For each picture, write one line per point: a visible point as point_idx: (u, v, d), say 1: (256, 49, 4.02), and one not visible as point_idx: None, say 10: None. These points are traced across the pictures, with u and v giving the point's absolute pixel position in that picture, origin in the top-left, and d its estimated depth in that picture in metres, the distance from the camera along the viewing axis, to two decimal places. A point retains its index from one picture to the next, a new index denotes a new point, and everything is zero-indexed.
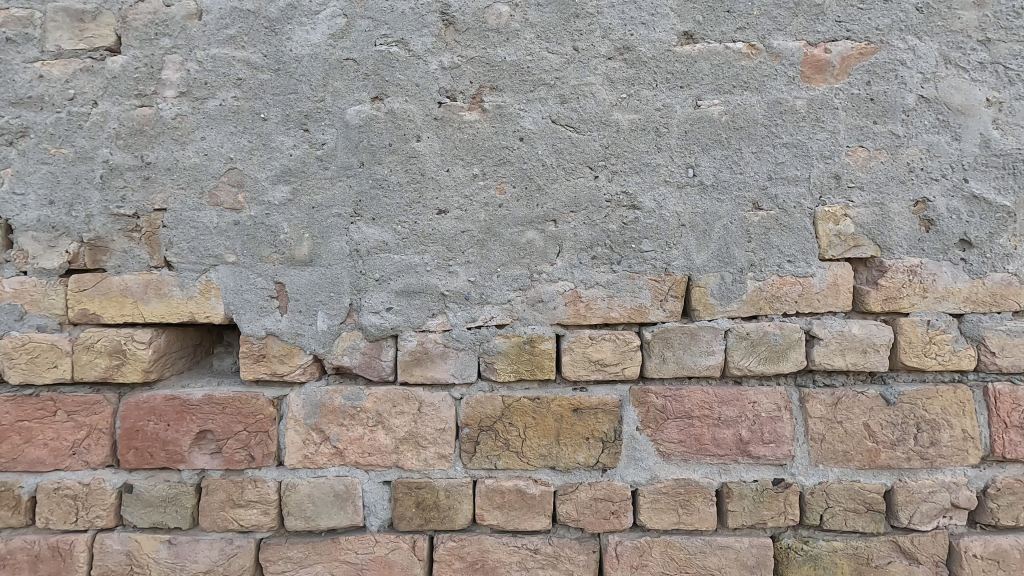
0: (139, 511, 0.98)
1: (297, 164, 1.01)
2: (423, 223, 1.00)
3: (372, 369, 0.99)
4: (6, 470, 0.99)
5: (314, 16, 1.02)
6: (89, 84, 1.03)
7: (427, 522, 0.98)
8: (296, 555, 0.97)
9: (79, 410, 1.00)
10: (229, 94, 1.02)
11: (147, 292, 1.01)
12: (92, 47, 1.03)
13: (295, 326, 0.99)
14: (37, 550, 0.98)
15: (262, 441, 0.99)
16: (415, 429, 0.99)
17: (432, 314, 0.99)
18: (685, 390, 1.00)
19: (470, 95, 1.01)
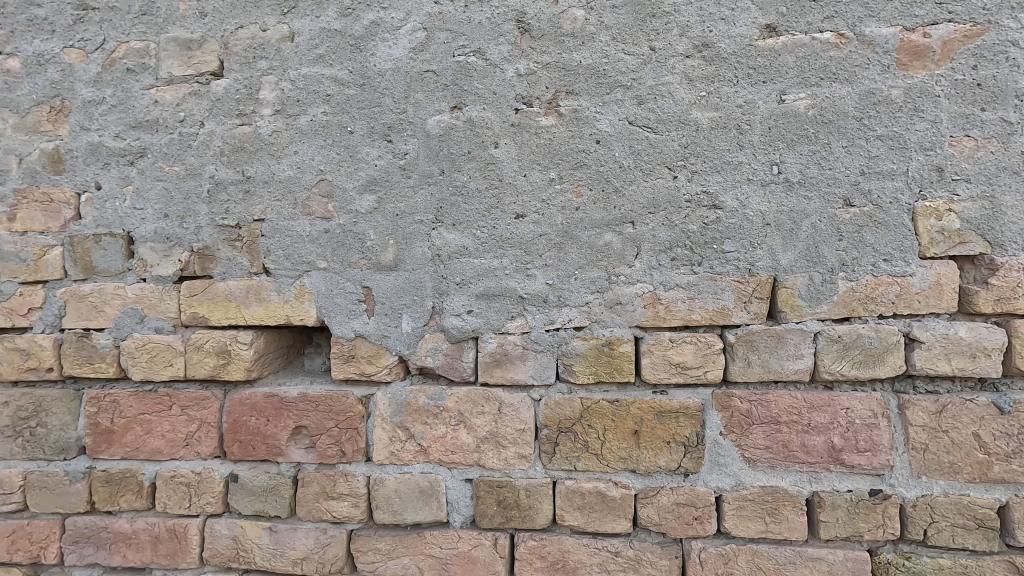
0: (244, 499, 1.06)
1: (382, 174, 1.06)
2: (501, 227, 1.02)
3: (454, 370, 1.03)
4: (130, 458, 1.10)
5: (395, 32, 1.07)
6: (197, 106, 1.13)
7: (508, 521, 1.00)
8: (384, 547, 1.02)
9: (190, 405, 1.09)
10: (319, 110, 1.08)
11: (249, 297, 1.09)
12: (198, 72, 1.13)
13: (382, 328, 1.04)
14: (157, 532, 1.08)
15: (352, 437, 1.04)
16: (495, 429, 1.01)
17: (510, 317, 1.01)
18: (772, 394, 0.97)
19: (546, 100, 1.02)
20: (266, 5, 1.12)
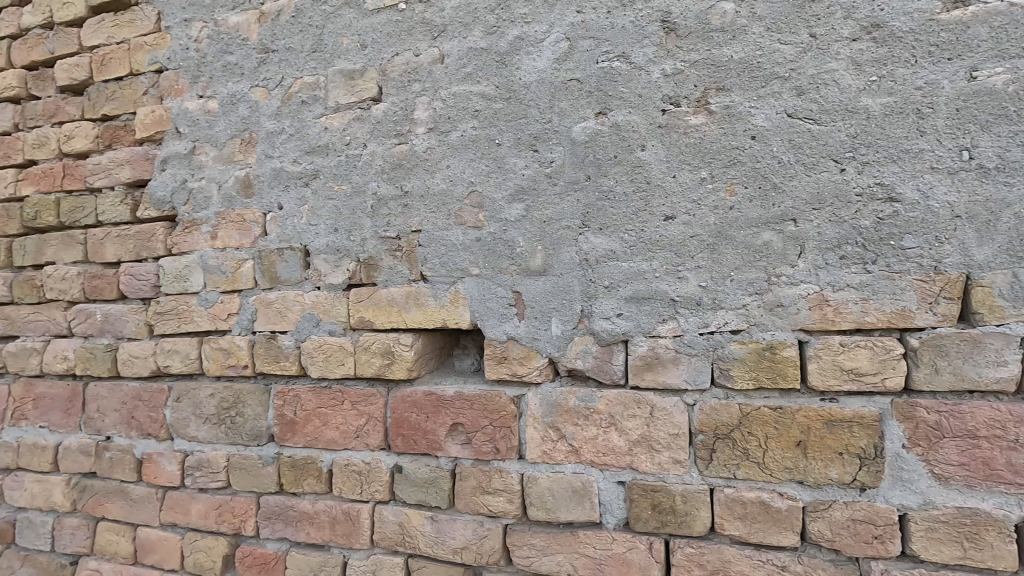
0: (408, 489, 1.15)
1: (529, 182, 1.10)
2: (650, 230, 1.01)
3: (604, 373, 1.04)
4: (310, 447, 1.23)
5: (539, 44, 1.11)
6: (360, 129, 1.24)
7: (664, 525, 0.99)
8: (539, 543, 1.05)
9: (359, 401, 1.20)
10: (468, 125, 1.15)
11: (408, 302, 1.17)
12: (361, 99, 1.25)
13: (532, 331, 1.08)
14: (334, 514, 1.20)
15: (505, 435, 1.09)
16: (648, 432, 1.01)
17: (662, 320, 1.00)
18: (966, 406, 0.87)
19: (695, 99, 1.00)
20: (418, 32, 1.21)
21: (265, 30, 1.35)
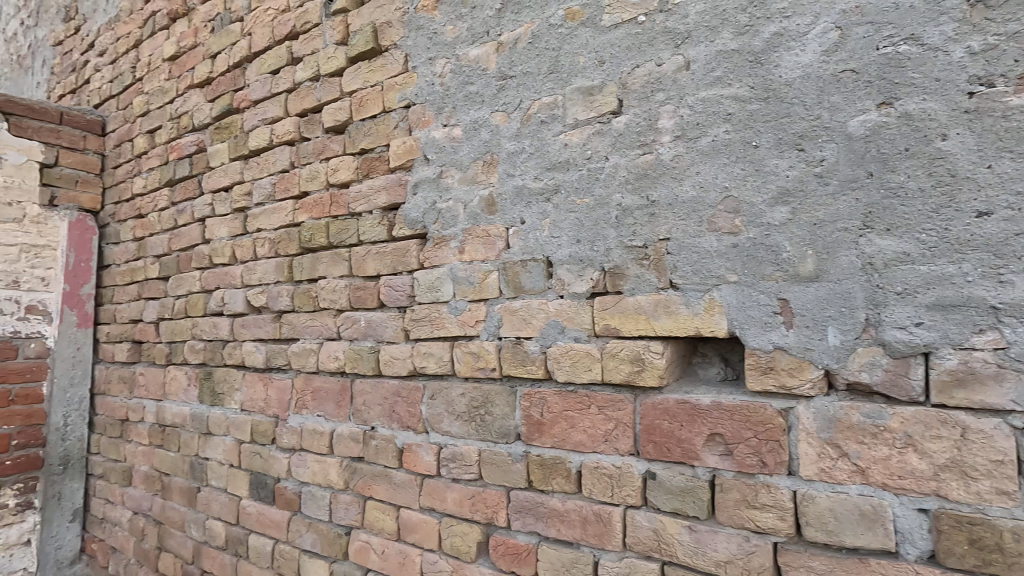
0: (662, 496, 1.15)
1: (795, 184, 1.04)
2: (957, 228, 0.90)
3: (898, 388, 0.95)
4: (558, 447, 1.30)
5: (803, 37, 1.05)
6: (601, 143, 1.28)
7: (987, 565, 0.87)
8: (819, 567, 0.99)
9: (607, 405, 1.24)
10: (720, 129, 1.12)
11: (657, 310, 1.18)
12: (600, 113, 1.29)
13: (804, 341, 1.02)
14: (585, 513, 1.25)
15: (773, 449, 1.04)
16: (959, 457, 0.89)
17: (977, 330, 0.89)
18: None
19: (1015, 77, 0.88)
20: (660, 42, 1.21)
21: (504, 58, 1.46)
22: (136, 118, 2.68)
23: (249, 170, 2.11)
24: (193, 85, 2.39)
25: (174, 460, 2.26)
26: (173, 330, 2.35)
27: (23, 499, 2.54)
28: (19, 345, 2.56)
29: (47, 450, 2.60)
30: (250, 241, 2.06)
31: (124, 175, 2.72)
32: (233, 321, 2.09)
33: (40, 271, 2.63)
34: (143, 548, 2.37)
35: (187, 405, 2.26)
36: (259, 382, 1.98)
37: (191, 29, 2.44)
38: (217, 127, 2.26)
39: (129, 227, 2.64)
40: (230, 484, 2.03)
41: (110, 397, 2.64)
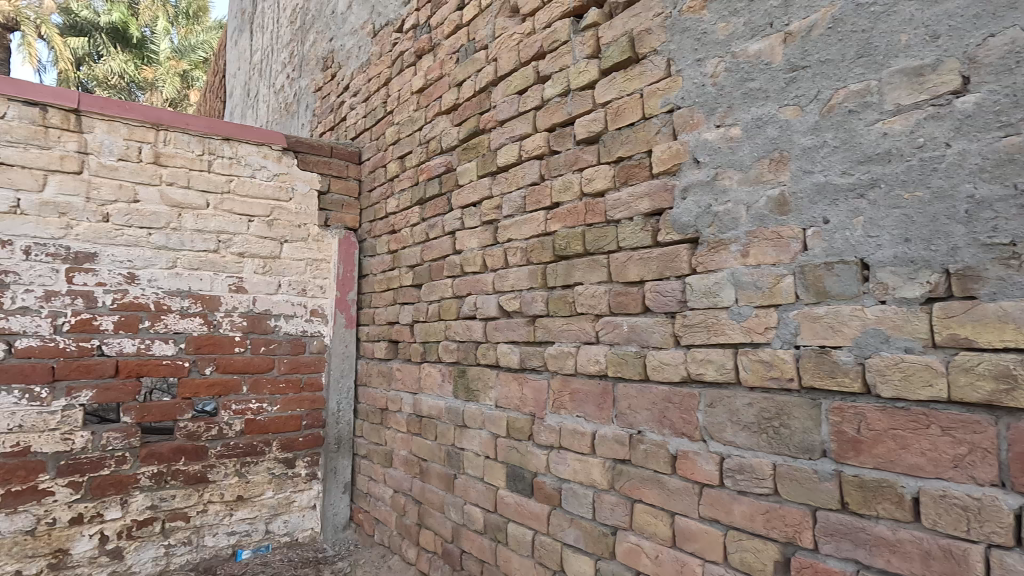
0: None
1: None
2: None
3: None
4: (884, 470, 1.18)
5: None
6: (938, 128, 1.14)
7: None
8: None
9: (956, 427, 1.09)
10: None
11: None
12: (935, 95, 1.14)
13: None
14: (928, 547, 1.11)
15: None
16: None
17: None
18: None
19: None
20: None
21: (793, 49, 1.37)
22: (388, 146, 3.07)
23: (497, 185, 2.28)
24: (440, 112, 2.65)
25: (432, 448, 2.54)
26: (427, 332, 2.64)
27: (311, 469, 3.06)
28: (306, 342, 3.08)
29: (326, 430, 3.10)
30: (501, 251, 2.22)
31: (378, 197, 3.13)
32: (486, 325, 2.27)
33: (319, 281, 3.15)
34: (405, 523, 2.69)
35: (442, 399, 2.52)
36: (514, 381, 2.12)
37: (436, 62, 2.71)
38: (464, 148, 2.48)
39: (384, 241, 3.03)
40: (487, 474, 2.21)
41: (371, 388, 3.06)
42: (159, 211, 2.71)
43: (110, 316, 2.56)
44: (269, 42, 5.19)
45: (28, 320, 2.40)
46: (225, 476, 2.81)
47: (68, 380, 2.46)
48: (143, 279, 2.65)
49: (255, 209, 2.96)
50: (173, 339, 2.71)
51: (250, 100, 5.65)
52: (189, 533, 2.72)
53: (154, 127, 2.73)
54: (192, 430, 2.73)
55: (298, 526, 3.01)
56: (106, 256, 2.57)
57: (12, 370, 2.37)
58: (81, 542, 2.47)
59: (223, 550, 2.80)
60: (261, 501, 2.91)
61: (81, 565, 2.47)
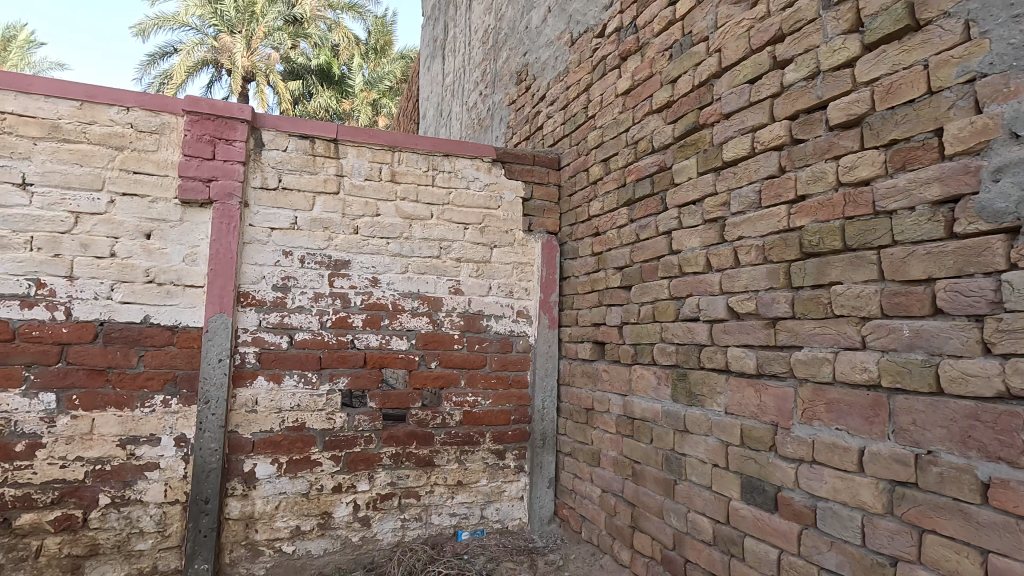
0: None
1: None
2: None
3: None
4: None
5: None
6: None
7: None
8: None
9: None
10: None
11: None
12: None
13: None
14: None
15: None
16: None
17: None
18: None
19: None
20: None
21: None
22: (590, 151, 3.11)
23: (723, 181, 2.17)
24: (651, 111, 2.62)
25: (647, 451, 2.50)
26: (639, 334, 2.62)
27: (518, 462, 3.23)
28: (514, 341, 3.25)
29: (531, 426, 3.24)
30: (730, 249, 2.11)
31: (580, 201, 3.19)
32: (712, 327, 2.18)
33: (524, 283, 3.31)
34: (615, 524, 2.69)
35: (658, 402, 2.47)
36: (749, 387, 2.00)
37: (645, 61, 2.68)
38: (681, 145, 2.41)
39: (588, 243, 3.08)
40: (715, 483, 2.11)
41: (575, 388, 3.12)
42: (395, 223, 3.08)
43: (360, 315, 2.96)
44: (461, 65, 5.62)
45: (303, 317, 2.86)
46: (447, 461, 3.09)
47: (331, 368, 2.89)
48: (384, 282, 3.02)
49: (470, 217, 3.23)
50: (406, 335, 3.05)
51: (443, 119, 6.17)
52: (420, 510, 3.02)
53: (391, 149, 3.11)
54: (422, 417, 3.05)
55: (508, 515, 3.19)
56: (356, 263, 2.98)
57: (293, 358, 2.83)
58: (340, 508, 2.87)
59: (446, 529, 3.07)
60: (477, 488, 3.14)
61: (340, 527, 2.87)
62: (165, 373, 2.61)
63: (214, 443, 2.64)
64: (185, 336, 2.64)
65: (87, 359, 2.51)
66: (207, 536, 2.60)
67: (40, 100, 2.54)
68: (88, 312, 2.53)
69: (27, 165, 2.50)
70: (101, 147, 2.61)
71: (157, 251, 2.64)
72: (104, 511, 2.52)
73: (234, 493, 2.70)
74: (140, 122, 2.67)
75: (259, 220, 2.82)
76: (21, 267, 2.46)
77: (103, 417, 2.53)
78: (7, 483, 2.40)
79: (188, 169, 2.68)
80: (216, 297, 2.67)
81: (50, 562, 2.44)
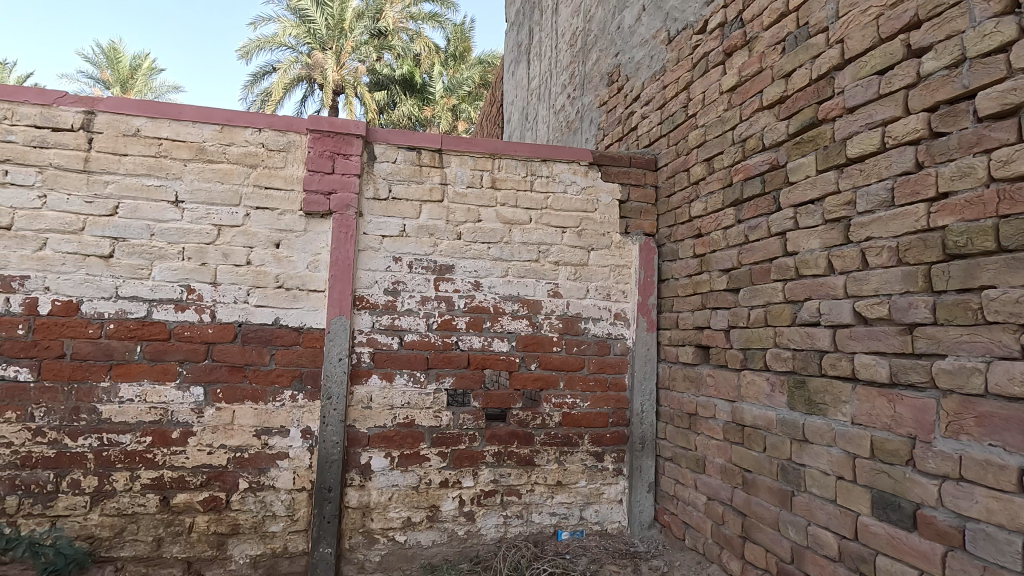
0: None
1: None
2: None
3: None
4: None
5: None
6: None
7: None
8: None
9: None
10: None
11: None
12: None
13: None
14: None
15: None
16: None
17: None
18: None
19: None
20: None
21: None
22: (691, 150, 3.05)
23: (847, 179, 2.07)
24: (762, 107, 2.53)
25: (759, 459, 2.43)
26: (749, 338, 2.54)
27: (617, 465, 3.23)
28: (612, 344, 3.25)
29: (630, 429, 3.22)
30: (856, 251, 2.00)
31: (680, 202, 3.13)
32: (835, 332, 2.08)
33: (622, 286, 3.30)
34: (724, 533, 2.63)
35: (772, 409, 2.38)
36: (881, 397, 1.89)
37: (754, 56, 2.60)
38: (796, 142, 2.32)
39: (689, 245, 3.02)
40: (841, 496, 2.02)
41: (676, 392, 3.07)
42: (495, 228, 3.18)
43: (463, 317, 3.08)
44: (548, 68, 5.67)
45: (411, 319, 3.02)
46: (547, 461, 3.14)
47: (437, 368, 3.03)
48: (485, 286, 3.12)
49: (568, 221, 3.27)
50: (507, 337, 3.13)
51: (529, 123, 6.25)
52: (521, 508, 3.10)
53: (492, 156, 3.22)
54: (523, 417, 3.12)
55: (608, 517, 3.20)
56: (460, 267, 3.10)
57: (403, 358, 2.99)
58: (447, 502, 3.01)
59: (547, 528, 3.12)
60: (576, 489, 3.17)
61: (447, 520, 3.00)
62: (293, 370, 2.85)
63: (336, 436, 2.85)
64: (310, 337, 2.88)
65: (228, 357, 2.80)
66: (330, 522, 2.82)
67: (189, 125, 2.86)
68: (229, 314, 2.81)
69: (179, 184, 2.82)
70: (238, 165, 2.89)
71: (285, 259, 2.89)
72: (244, 495, 2.79)
73: (352, 483, 2.90)
74: (270, 142, 2.94)
75: (372, 228, 3.02)
76: (175, 275, 2.78)
77: (242, 410, 2.80)
78: (165, 466, 2.71)
79: (311, 183, 2.92)
80: (336, 301, 2.89)
81: (200, 538, 2.73)
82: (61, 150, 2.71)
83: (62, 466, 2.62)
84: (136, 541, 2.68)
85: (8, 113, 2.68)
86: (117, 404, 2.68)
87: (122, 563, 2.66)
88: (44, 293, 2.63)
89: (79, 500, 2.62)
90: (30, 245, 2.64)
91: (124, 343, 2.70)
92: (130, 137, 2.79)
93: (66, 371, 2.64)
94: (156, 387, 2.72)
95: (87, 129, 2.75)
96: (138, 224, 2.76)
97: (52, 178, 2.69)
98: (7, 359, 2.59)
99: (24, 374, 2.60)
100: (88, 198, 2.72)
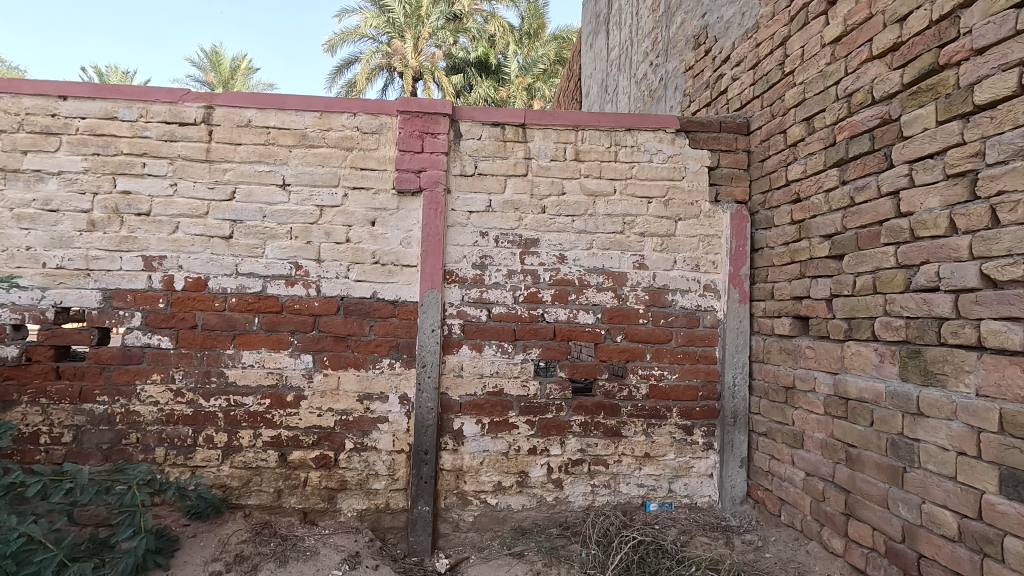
0: None
1: None
2: None
3: None
4: None
5: None
6: None
7: None
8: None
9: None
10: None
11: None
12: None
13: None
14: None
15: None
16: None
17: None
18: None
19: None
20: None
21: None
22: (788, 110, 2.87)
23: (974, 128, 1.88)
24: (871, 57, 2.34)
25: (866, 435, 2.30)
26: (855, 307, 2.39)
27: (707, 439, 3.16)
28: (701, 316, 3.17)
29: (722, 403, 3.14)
30: (985, 207, 1.83)
31: (775, 166, 2.97)
32: (958, 298, 1.91)
33: (711, 256, 3.20)
34: (824, 510, 2.53)
35: (880, 381, 2.24)
36: (1013, 366, 1.74)
37: (861, 3, 2.39)
38: (912, 93, 2.12)
39: (787, 211, 2.86)
40: (962, 473, 1.88)
41: (771, 365, 2.95)
42: (579, 201, 3.18)
43: (548, 290, 3.12)
44: (629, 37, 5.50)
45: (499, 292, 3.10)
46: (634, 433, 3.14)
47: (524, 340, 3.11)
48: (570, 259, 3.14)
49: (654, 191, 3.20)
50: (592, 310, 3.14)
51: (610, 95, 6.11)
52: (608, 478, 3.13)
53: (575, 128, 3.20)
54: (609, 389, 3.13)
55: (697, 491, 3.15)
56: (545, 241, 3.14)
57: (492, 330, 3.09)
58: (536, 468, 3.10)
59: (635, 498, 3.13)
60: (664, 461, 3.15)
61: (536, 486, 3.10)
62: (389, 341, 3.04)
63: (430, 402, 3.01)
64: (404, 309, 3.04)
65: (332, 328, 3.02)
66: (427, 482, 3.01)
67: (293, 114, 3.08)
68: (332, 288, 3.03)
69: (286, 169, 3.06)
70: (336, 149, 3.09)
71: (380, 236, 3.07)
72: (350, 454, 3.02)
73: (446, 447, 3.06)
74: (364, 125, 3.11)
75: (459, 205, 3.12)
76: (285, 253, 3.02)
77: (346, 376, 3.02)
78: (282, 426, 3.00)
79: (403, 163, 3.07)
80: (428, 275, 3.03)
81: (313, 491, 3.01)
82: (187, 142, 3.02)
83: (199, 423, 2.96)
84: (260, 492, 2.99)
85: (142, 112, 3.01)
86: (240, 369, 2.99)
87: (249, 510, 2.97)
88: (179, 271, 2.97)
89: (213, 453, 2.96)
90: (165, 229, 2.98)
91: (244, 315, 3.00)
92: (243, 128, 3.05)
93: (198, 340, 2.97)
94: (273, 355, 3.00)
95: (208, 122, 3.04)
96: (252, 208, 3.03)
97: (180, 168, 3.01)
98: (152, 329, 2.95)
99: (165, 342, 2.96)
100: (211, 185, 3.02)
